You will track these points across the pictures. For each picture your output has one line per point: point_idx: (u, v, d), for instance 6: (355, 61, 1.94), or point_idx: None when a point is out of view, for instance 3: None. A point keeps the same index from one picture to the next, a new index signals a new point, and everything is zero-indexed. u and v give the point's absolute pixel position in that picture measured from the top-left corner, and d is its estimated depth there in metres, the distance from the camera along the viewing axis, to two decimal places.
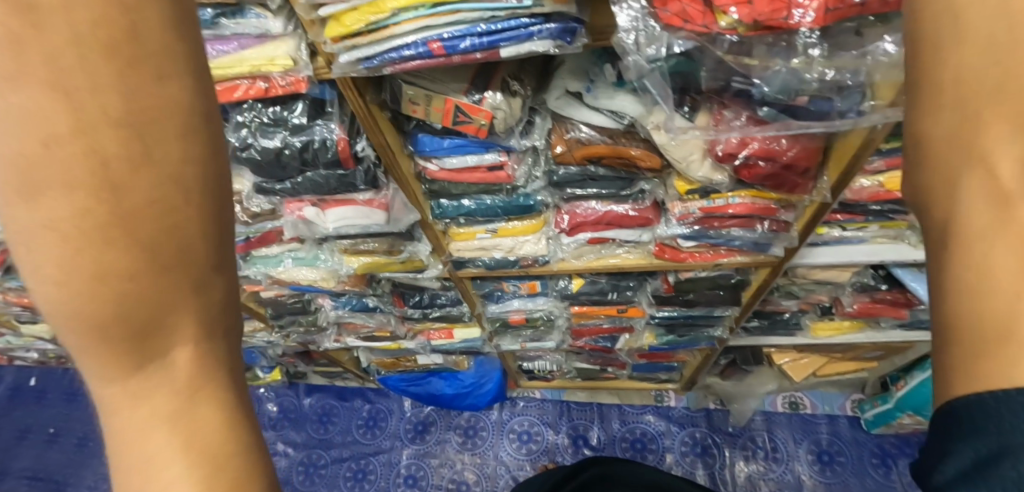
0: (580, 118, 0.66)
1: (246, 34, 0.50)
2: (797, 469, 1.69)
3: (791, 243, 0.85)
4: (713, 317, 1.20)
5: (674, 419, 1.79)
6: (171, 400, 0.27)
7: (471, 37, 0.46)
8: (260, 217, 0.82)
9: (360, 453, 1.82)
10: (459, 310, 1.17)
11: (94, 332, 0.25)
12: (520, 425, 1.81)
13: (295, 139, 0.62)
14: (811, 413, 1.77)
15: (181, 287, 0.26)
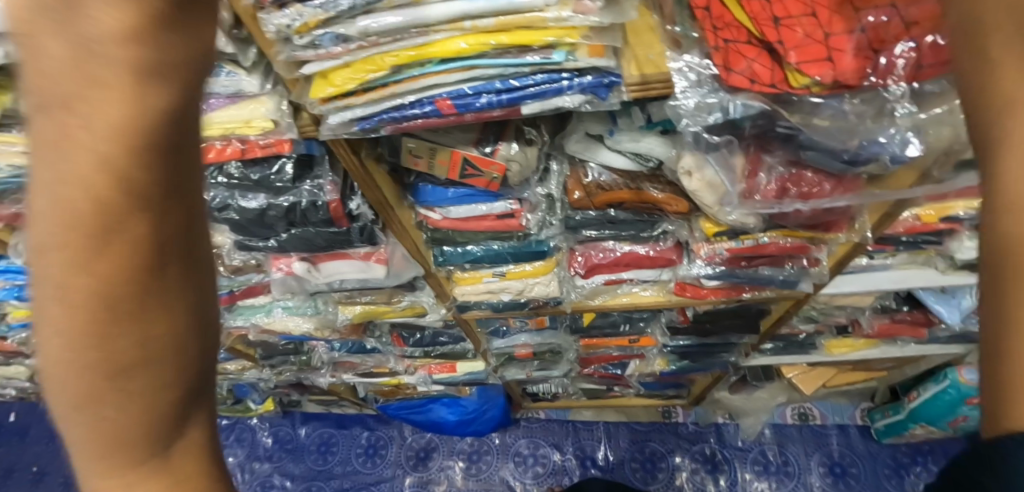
0: (601, 161, 0.59)
1: (215, 94, 0.42)
2: (810, 482, 1.65)
3: (822, 279, 0.80)
4: (728, 343, 1.14)
5: (683, 435, 1.74)
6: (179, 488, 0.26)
7: (488, 93, 0.38)
8: (243, 271, 0.74)
9: (361, 483, 1.74)
10: (462, 347, 1.10)
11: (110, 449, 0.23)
12: (526, 448, 1.74)
13: (278, 199, 0.55)
14: (821, 424, 1.73)
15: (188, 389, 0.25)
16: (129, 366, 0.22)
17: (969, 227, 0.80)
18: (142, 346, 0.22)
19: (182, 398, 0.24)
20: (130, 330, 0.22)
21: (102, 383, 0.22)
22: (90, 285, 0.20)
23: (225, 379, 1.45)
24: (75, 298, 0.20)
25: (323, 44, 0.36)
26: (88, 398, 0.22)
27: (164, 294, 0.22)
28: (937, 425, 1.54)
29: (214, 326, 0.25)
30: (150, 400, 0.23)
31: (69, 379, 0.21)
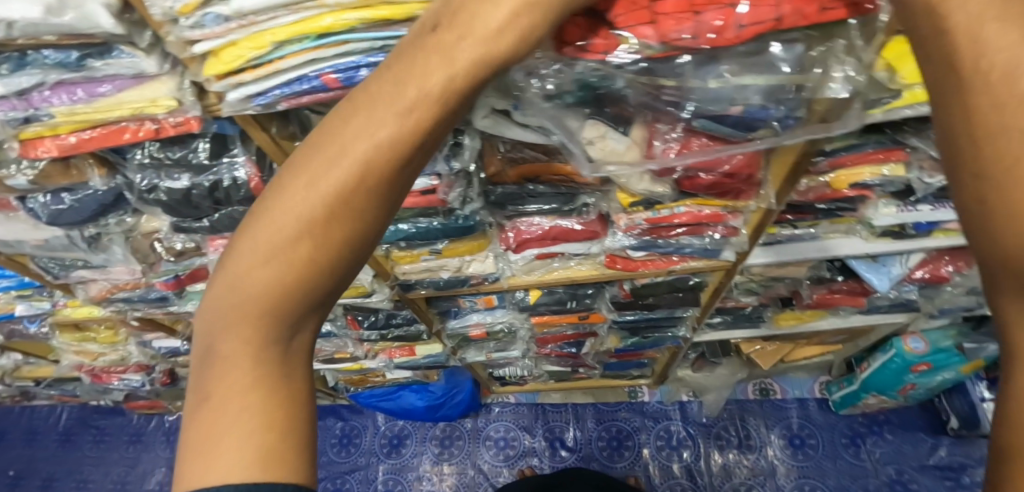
0: (511, 136, 0.61)
1: (119, 75, 0.45)
2: (771, 454, 1.71)
3: (742, 247, 0.84)
4: (674, 317, 1.19)
5: (648, 414, 1.79)
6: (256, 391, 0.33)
7: (367, 66, 0.42)
8: (186, 254, 0.77)
9: (336, 473, 1.77)
10: (417, 329, 1.14)
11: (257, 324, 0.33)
12: (496, 432, 1.79)
13: (200, 178, 0.58)
14: (781, 398, 1.79)
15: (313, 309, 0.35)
16: (311, 269, 0.33)
17: (881, 192, 0.85)
18: (319, 256, 0.33)
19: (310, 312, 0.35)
20: (327, 242, 0.33)
21: (289, 269, 0.33)
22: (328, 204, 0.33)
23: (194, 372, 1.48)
24: (313, 206, 0.33)
25: (207, 24, 0.40)
26: (275, 270, 0.33)
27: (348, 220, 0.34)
28: (887, 393, 1.60)
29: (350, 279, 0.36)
30: (300, 286, 0.33)
31: (273, 259, 0.33)
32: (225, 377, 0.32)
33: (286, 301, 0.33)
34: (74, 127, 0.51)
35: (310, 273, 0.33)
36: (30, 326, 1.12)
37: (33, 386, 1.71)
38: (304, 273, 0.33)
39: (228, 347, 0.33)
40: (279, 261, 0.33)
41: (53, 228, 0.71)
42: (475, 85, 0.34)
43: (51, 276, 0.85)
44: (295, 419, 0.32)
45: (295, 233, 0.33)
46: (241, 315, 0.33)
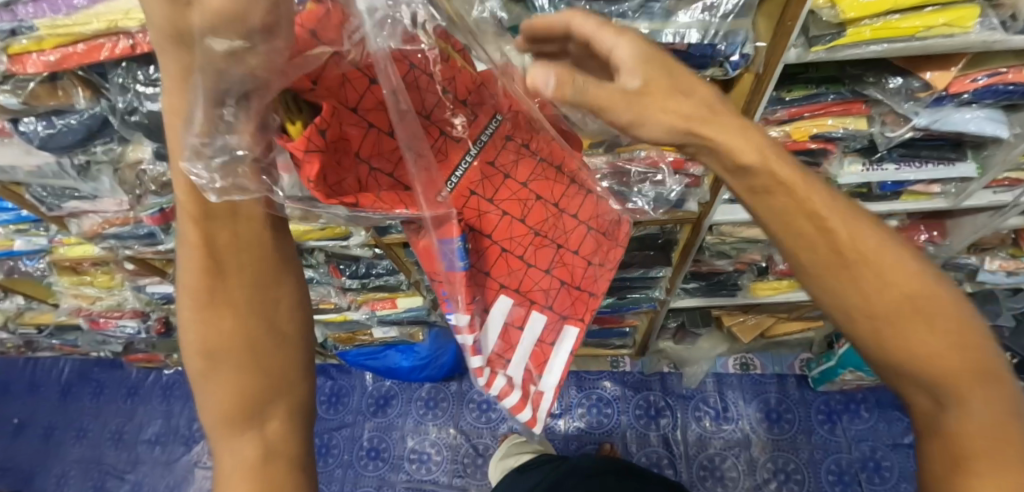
0: None
1: None
2: (747, 427, 1.74)
3: (703, 197, 0.87)
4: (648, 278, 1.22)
5: (629, 383, 1.83)
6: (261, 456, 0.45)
7: None
8: (169, 186, 0.82)
9: (323, 428, 1.83)
10: (396, 279, 1.18)
11: (229, 419, 0.44)
12: (480, 395, 1.83)
13: None
14: (761, 374, 1.82)
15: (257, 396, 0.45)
16: (248, 391, 0.44)
17: (846, 150, 0.88)
18: (243, 383, 0.44)
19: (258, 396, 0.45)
20: (225, 363, 0.43)
21: (229, 406, 0.44)
22: (220, 350, 0.43)
23: None
24: (221, 362, 0.44)
25: None
26: (222, 408, 0.44)
27: (216, 333, 0.43)
28: (865, 370, 1.61)
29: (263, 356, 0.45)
30: (228, 390, 0.44)
31: (218, 405, 0.44)
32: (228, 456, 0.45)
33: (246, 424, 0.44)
34: (56, 42, 0.55)
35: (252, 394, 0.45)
36: (30, 264, 1.20)
37: (36, 334, 1.79)
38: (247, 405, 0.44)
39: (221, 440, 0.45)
40: (223, 401, 0.44)
41: (44, 153, 0.76)
42: (218, 217, 0.41)
43: (45, 208, 0.91)
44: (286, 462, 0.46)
45: (219, 379, 0.44)
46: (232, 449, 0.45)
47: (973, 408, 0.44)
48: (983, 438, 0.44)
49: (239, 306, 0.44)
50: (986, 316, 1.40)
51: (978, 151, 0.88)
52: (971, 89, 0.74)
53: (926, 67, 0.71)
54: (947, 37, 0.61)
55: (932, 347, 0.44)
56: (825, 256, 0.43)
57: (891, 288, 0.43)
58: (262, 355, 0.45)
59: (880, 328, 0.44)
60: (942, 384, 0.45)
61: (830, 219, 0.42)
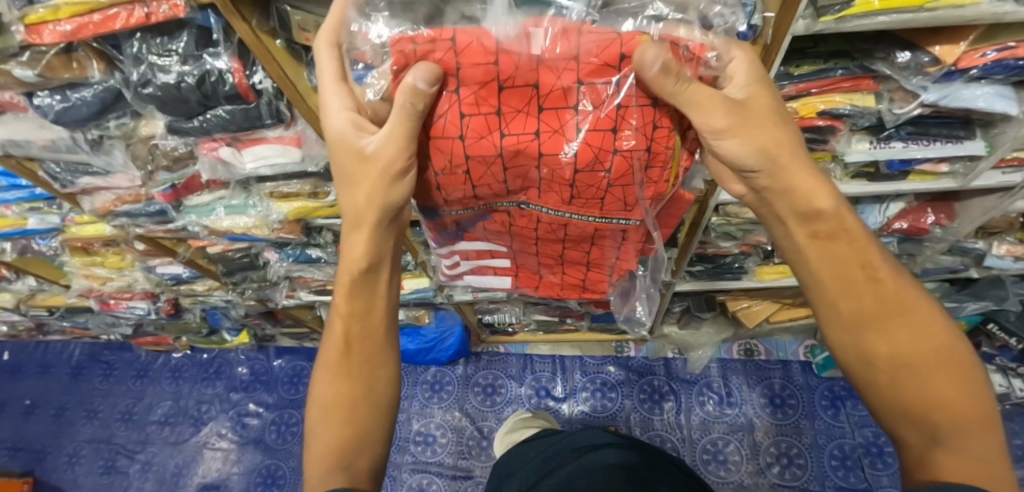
0: None
1: None
2: (750, 412, 1.75)
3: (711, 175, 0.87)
4: None
5: (633, 368, 1.84)
6: (353, 442, 0.57)
7: None
8: (180, 161, 0.83)
9: None
10: (403, 260, 1.20)
11: (343, 409, 0.58)
12: (485, 379, 1.85)
13: (188, 70, 0.62)
14: (765, 359, 1.83)
15: (362, 398, 0.59)
16: (355, 391, 0.59)
17: (853, 128, 0.88)
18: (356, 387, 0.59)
19: (363, 397, 0.59)
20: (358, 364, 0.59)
21: (343, 405, 0.58)
22: (359, 352, 0.59)
23: (196, 303, 1.56)
24: (350, 366, 0.59)
25: None
26: (328, 405, 0.58)
27: (365, 340, 0.59)
28: None
29: (380, 371, 0.60)
30: (352, 382, 0.59)
31: (333, 400, 0.58)
32: (325, 431, 0.57)
33: (342, 428, 0.57)
34: (73, 12, 0.56)
35: (354, 406, 0.58)
36: (42, 244, 1.21)
37: (48, 316, 1.81)
38: (352, 406, 0.58)
39: (325, 419, 0.58)
40: (342, 397, 0.58)
41: (58, 127, 0.77)
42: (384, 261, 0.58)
43: (59, 184, 0.92)
44: (370, 458, 0.58)
45: (343, 376, 0.59)
46: (321, 436, 0.57)
47: (943, 389, 0.46)
48: (957, 419, 0.45)
49: (370, 340, 0.59)
50: (991, 301, 1.39)
51: (987, 130, 0.88)
52: (981, 63, 0.73)
53: (935, 41, 0.71)
54: (956, 9, 0.61)
55: (897, 336, 0.48)
56: (858, 286, 0.50)
57: (853, 292, 0.50)
58: (374, 380, 0.60)
59: (904, 369, 0.48)
60: (916, 371, 0.47)
61: (866, 258, 0.49)
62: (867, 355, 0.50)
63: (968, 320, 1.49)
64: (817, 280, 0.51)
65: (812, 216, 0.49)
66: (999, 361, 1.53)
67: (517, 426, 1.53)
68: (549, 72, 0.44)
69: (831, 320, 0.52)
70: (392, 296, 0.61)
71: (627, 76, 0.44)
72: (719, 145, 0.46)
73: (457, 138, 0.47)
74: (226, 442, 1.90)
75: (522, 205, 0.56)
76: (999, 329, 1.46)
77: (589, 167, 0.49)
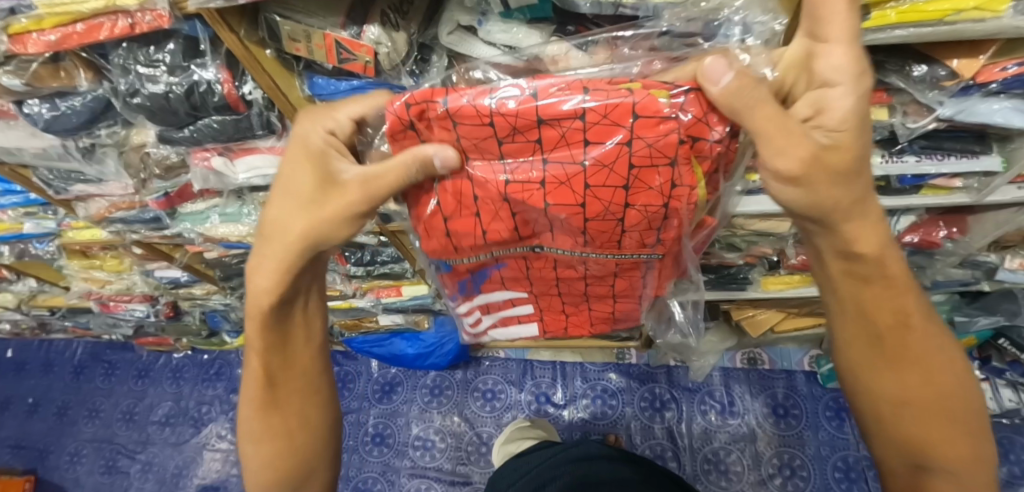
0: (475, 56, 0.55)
1: None
2: (753, 422, 1.72)
3: None
4: None
5: (635, 375, 1.82)
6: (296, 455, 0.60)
7: None
8: (174, 170, 0.82)
9: None
10: (400, 268, 1.18)
11: (280, 432, 0.59)
12: (485, 384, 1.83)
13: (175, 80, 0.61)
14: (769, 368, 1.80)
15: (297, 415, 0.60)
16: (290, 421, 0.60)
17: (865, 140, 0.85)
18: (293, 416, 0.60)
19: (299, 415, 0.60)
20: (287, 386, 0.60)
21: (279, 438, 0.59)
22: (284, 378, 0.59)
23: (195, 306, 1.56)
24: (279, 399, 0.59)
25: None
26: (261, 438, 0.59)
27: (288, 364, 0.59)
28: None
29: (311, 387, 0.61)
30: (285, 405, 0.59)
31: (269, 433, 0.59)
32: (264, 453, 0.59)
33: (282, 457, 0.60)
34: (57, 22, 0.55)
35: (293, 436, 0.60)
36: (40, 247, 1.21)
37: (49, 316, 1.81)
38: (291, 437, 0.60)
39: (262, 444, 0.59)
40: (278, 432, 0.59)
41: (48, 135, 0.75)
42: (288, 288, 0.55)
43: (53, 191, 0.91)
44: (317, 463, 0.62)
45: (272, 412, 0.59)
46: (258, 459, 0.59)
47: (942, 434, 0.49)
48: (947, 458, 0.49)
49: (293, 362, 0.59)
50: (1004, 316, 1.36)
51: (1003, 144, 0.85)
52: (1000, 77, 0.71)
53: (954, 53, 0.68)
54: (976, 24, 0.58)
55: (908, 384, 0.49)
56: (879, 333, 0.49)
57: (871, 340, 0.50)
58: (307, 401, 0.61)
59: (907, 406, 0.50)
60: (919, 417, 0.49)
61: (902, 308, 0.48)
62: (872, 397, 0.51)
63: (978, 334, 1.46)
64: (842, 320, 0.51)
65: (851, 256, 0.46)
66: (1010, 376, 1.49)
67: (512, 436, 1.52)
68: (552, 127, 0.43)
69: (847, 358, 0.52)
70: (308, 313, 0.60)
71: (643, 139, 0.42)
72: (775, 185, 0.43)
73: (468, 180, 0.47)
74: (225, 444, 1.90)
75: (536, 248, 0.55)
76: (1010, 345, 1.42)
77: (600, 217, 0.47)
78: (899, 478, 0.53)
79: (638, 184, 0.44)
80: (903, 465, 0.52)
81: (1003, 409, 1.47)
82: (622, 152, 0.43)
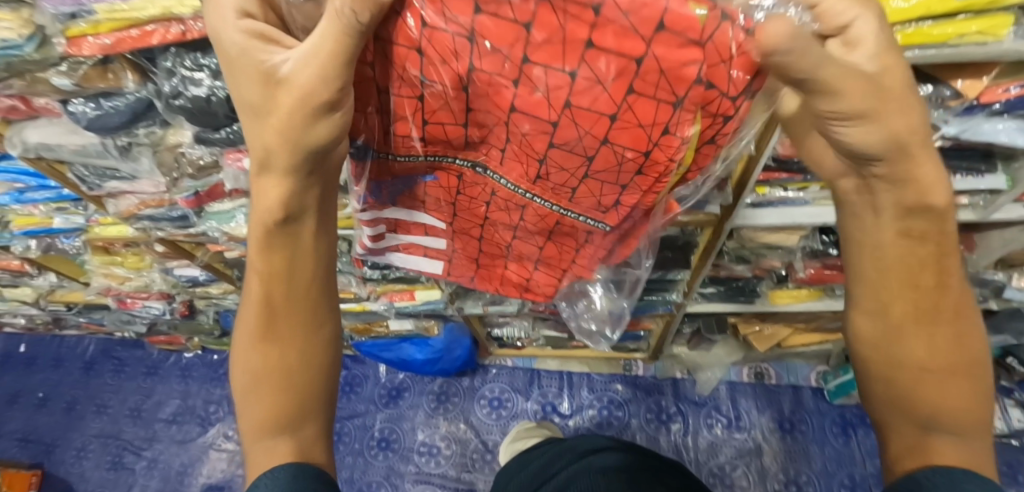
0: None
1: None
2: (760, 437, 1.72)
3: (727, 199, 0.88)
4: (666, 280, 1.22)
5: (641, 387, 1.83)
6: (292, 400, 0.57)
7: None
8: (205, 170, 0.85)
9: (335, 417, 1.86)
10: (415, 272, 1.20)
11: (276, 374, 0.57)
12: (491, 392, 1.84)
13: (219, 84, 0.64)
14: (776, 383, 1.80)
15: (295, 360, 0.57)
16: (286, 361, 0.57)
17: None
18: (291, 357, 0.57)
19: (298, 359, 0.57)
20: (287, 329, 0.56)
21: (277, 377, 0.57)
22: (283, 318, 0.55)
23: (210, 305, 1.59)
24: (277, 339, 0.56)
25: None
26: (260, 373, 0.57)
27: (291, 307, 0.55)
28: None
29: (311, 335, 0.57)
30: (283, 349, 0.56)
31: (267, 372, 0.57)
32: (259, 392, 0.57)
33: (280, 399, 0.57)
34: (113, 27, 0.58)
35: (290, 374, 0.57)
36: (66, 242, 1.25)
37: (65, 311, 1.85)
38: (288, 379, 0.57)
39: (262, 383, 0.57)
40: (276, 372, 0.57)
41: (89, 132, 0.79)
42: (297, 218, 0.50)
43: (86, 187, 0.95)
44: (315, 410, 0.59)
45: (271, 351, 0.56)
46: (255, 398, 0.57)
47: (957, 394, 0.49)
48: (956, 417, 0.49)
49: (295, 305, 0.55)
50: (1010, 334, 1.38)
51: (1008, 163, 0.87)
52: (1002, 98, 0.73)
53: (959, 74, 0.70)
54: (977, 47, 0.61)
55: (933, 344, 0.48)
56: (918, 294, 0.47)
57: (904, 300, 0.48)
58: (309, 345, 0.57)
59: (938, 371, 0.49)
60: (938, 378, 0.49)
61: (941, 271, 0.46)
62: (891, 357, 0.50)
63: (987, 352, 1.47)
64: (875, 278, 0.48)
65: (921, 210, 0.42)
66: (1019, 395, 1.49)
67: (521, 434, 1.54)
68: (554, 11, 0.34)
69: (876, 315, 0.50)
70: (319, 251, 0.54)
71: (656, 54, 0.35)
72: (842, 131, 0.39)
73: (416, 52, 0.39)
74: (232, 444, 1.91)
75: (477, 165, 0.51)
76: (1019, 363, 1.45)
77: (566, 145, 0.43)
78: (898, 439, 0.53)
79: (633, 117, 0.39)
80: (907, 426, 0.52)
81: (1012, 429, 1.47)
82: (625, 66, 0.36)
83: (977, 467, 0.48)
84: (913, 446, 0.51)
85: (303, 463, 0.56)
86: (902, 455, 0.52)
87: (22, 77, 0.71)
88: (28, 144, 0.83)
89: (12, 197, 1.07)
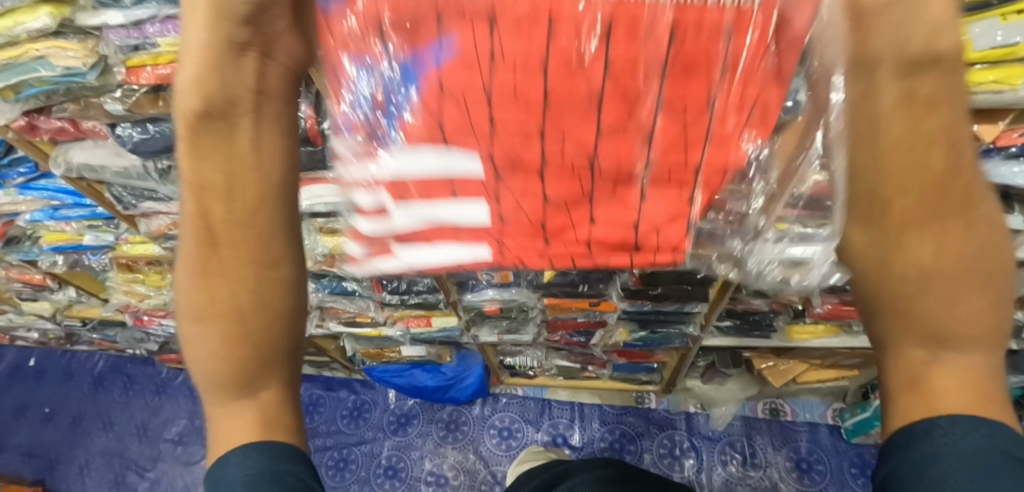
0: None
1: None
2: (775, 475, 1.70)
3: None
4: (683, 313, 1.22)
5: (654, 420, 1.81)
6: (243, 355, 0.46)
7: None
8: None
9: (344, 442, 1.84)
10: (435, 298, 1.22)
11: (226, 321, 0.45)
12: (502, 421, 1.83)
13: None
14: (792, 420, 1.77)
15: (240, 303, 0.45)
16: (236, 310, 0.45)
17: None
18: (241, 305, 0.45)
19: (243, 303, 0.45)
20: (231, 260, 0.44)
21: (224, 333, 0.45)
22: (227, 247, 0.44)
23: None
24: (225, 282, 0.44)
25: None
26: (204, 315, 0.45)
27: (235, 230, 0.43)
28: None
29: (266, 275, 0.45)
30: (225, 287, 0.44)
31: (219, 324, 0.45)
32: (202, 341, 0.46)
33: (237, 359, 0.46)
34: (172, 58, 0.61)
35: (242, 319, 0.45)
36: (93, 259, 1.27)
37: (80, 326, 1.86)
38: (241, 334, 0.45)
39: (204, 330, 0.46)
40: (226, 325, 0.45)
41: (132, 155, 0.82)
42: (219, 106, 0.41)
43: (121, 207, 0.97)
44: (270, 370, 0.47)
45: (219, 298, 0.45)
46: (200, 345, 0.46)
47: (965, 308, 0.40)
48: (973, 325, 0.40)
49: (240, 230, 0.43)
50: None
51: None
52: (1017, 143, 0.76)
53: (976, 120, 0.73)
54: (995, 96, 0.63)
55: (941, 244, 0.39)
56: (926, 174, 0.37)
57: (915, 180, 0.37)
58: (262, 286, 0.45)
59: (928, 283, 0.40)
60: (947, 286, 0.39)
61: (953, 138, 0.36)
62: (890, 272, 0.40)
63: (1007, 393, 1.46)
64: (876, 156, 0.37)
65: (925, 62, 0.34)
66: None
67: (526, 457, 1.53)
68: None
69: (876, 210, 0.39)
70: (268, 160, 0.43)
71: None
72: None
73: None
74: None
75: None
76: None
77: None
78: (891, 379, 0.44)
79: None
80: (916, 364, 0.42)
81: None
82: None
83: (981, 384, 0.41)
84: (915, 378, 0.42)
85: (271, 443, 0.46)
86: (905, 398, 0.43)
87: (76, 101, 0.74)
88: (72, 164, 0.86)
89: (47, 214, 1.10)
